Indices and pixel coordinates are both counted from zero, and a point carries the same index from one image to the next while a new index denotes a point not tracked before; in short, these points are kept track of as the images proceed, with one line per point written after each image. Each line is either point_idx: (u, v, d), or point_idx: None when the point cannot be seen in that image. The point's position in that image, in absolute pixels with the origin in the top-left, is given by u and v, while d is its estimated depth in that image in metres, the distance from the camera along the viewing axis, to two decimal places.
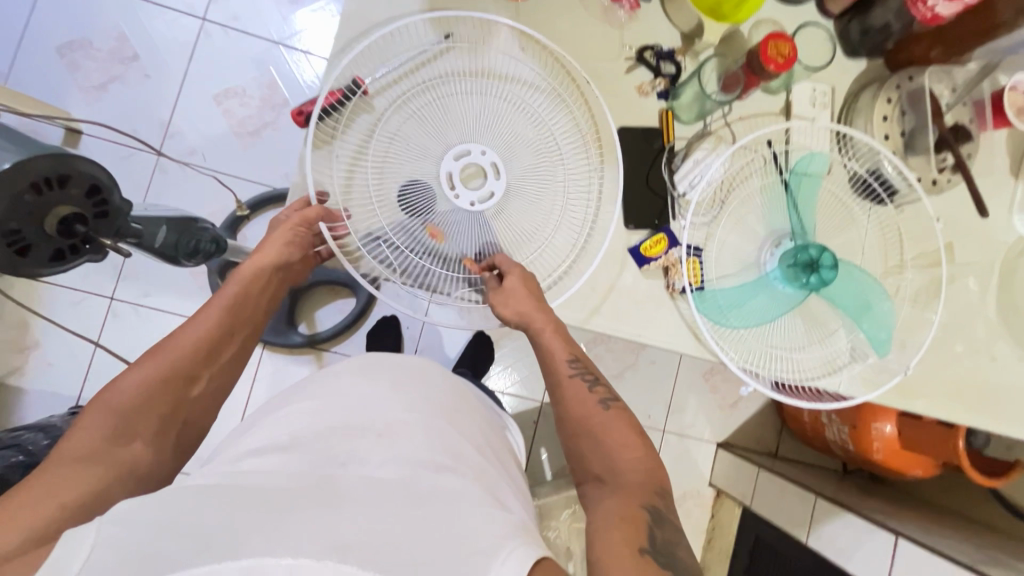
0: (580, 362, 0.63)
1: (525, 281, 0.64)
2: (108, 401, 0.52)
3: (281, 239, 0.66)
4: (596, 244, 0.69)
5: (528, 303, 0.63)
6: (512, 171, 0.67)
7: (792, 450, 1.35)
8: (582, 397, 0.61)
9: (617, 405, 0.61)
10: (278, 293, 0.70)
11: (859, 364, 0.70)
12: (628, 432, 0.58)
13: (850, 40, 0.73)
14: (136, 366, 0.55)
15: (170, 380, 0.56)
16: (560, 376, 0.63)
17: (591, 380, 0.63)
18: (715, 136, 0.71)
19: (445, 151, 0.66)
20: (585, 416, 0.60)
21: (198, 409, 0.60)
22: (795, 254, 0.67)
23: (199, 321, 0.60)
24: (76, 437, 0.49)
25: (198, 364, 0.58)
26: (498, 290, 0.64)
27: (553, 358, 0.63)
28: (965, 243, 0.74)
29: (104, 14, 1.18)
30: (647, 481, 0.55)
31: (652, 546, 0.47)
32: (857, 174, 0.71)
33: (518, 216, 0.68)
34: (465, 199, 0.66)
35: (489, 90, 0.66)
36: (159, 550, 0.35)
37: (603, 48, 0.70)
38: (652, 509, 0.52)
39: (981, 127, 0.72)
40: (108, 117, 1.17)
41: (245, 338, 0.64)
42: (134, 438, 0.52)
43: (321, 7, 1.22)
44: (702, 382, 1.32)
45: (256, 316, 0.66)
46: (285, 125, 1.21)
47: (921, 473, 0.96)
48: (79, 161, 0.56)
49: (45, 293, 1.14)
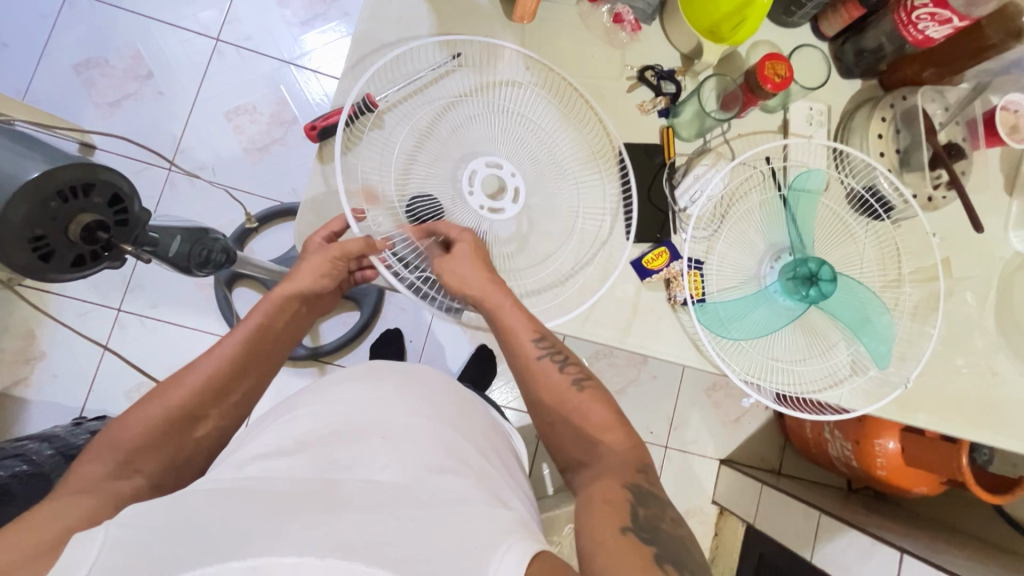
0: (547, 341, 0.62)
1: (473, 249, 0.65)
2: (115, 435, 0.51)
3: (313, 272, 0.65)
4: (609, 261, 0.70)
5: (475, 273, 0.64)
6: (529, 191, 0.69)
7: (795, 467, 1.34)
8: (552, 380, 0.61)
9: (591, 384, 0.61)
10: (301, 326, 0.68)
11: (859, 377, 0.70)
12: (605, 410, 0.59)
13: (844, 61, 0.75)
14: (148, 399, 0.54)
15: (178, 419, 0.54)
16: (529, 358, 0.61)
17: (561, 359, 0.62)
18: (715, 152, 0.73)
19: (480, 153, 0.68)
20: (560, 400, 0.60)
21: (203, 452, 0.57)
22: (794, 267, 0.67)
23: (214, 355, 0.59)
24: (79, 468, 0.48)
25: (208, 401, 0.57)
26: (447, 257, 0.65)
27: (516, 335, 0.62)
28: (962, 258, 0.75)
29: (122, 35, 1.22)
30: (629, 462, 0.54)
31: (635, 523, 0.46)
32: (853, 190, 0.73)
33: (536, 233, 0.69)
34: (478, 203, 0.68)
35: (500, 108, 0.69)
36: (164, 550, 0.35)
37: (606, 67, 0.73)
38: (635, 488, 0.51)
39: (975, 145, 0.73)
40: (121, 132, 1.20)
41: (259, 375, 0.62)
42: (136, 473, 0.50)
43: (330, 28, 1.26)
44: (703, 397, 1.32)
45: (274, 352, 0.64)
46: (295, 141, 1.24)
47: (926, 490, 0.96)
48: (102, 169, 0.57)
49: (53, 302, 1.15)
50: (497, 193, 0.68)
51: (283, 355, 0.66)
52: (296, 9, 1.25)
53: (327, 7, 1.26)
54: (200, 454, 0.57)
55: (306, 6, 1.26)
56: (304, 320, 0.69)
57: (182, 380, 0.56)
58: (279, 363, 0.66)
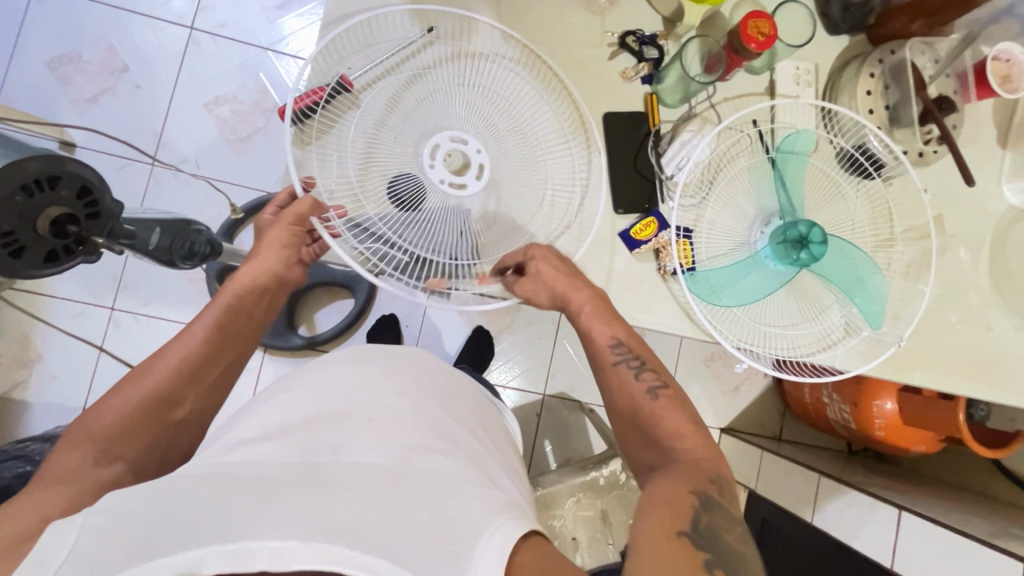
0: (623, 346, 0.64)
1: (549, 262, 0.66)
2: (88, 425, 0.51)
3: (276, 242, 0.67)
4: (579, 237, 0.69)
5: (563, 279, 0.65)
6: (496, 166, 0.66)
7: (795, 432, 1.35)
8: (627, 386, 0.62)
9: (666, 392, 0.61)
10: (273, 304, 0.68)
11: (853, 338, 0.70)
12: (676, 418, 0.59)
13: (830, 16, 0.73)
14: (121, 387, 0.54)
15: (154, 402, 0.54)
16: (605, 363, 0.64)
17: (637, 364, 0.63)
18: (700, 118, 0.71)
19: (445, 125, 0.65)
20: (635, 405, 0.61)
21: (183, 435, 0.57)
22: (784, 231, 0.66)
23: (186, 337, 0.59)
24: (57, 459, 0.48)
25: (183, 383, 0.56)
26: (526, 278, 0.67)
27: (595, 340, 0.64)
28: (955, 214, 0.74)
29: (93, 27, 1.19)
30: (702, 471, 0.53)
31: (693, 529, 0.45)
32: (843, 150, 0.72)
33: (505, 208, 0.67)
34: (438, 176, 0.64)
35: (471, 82, 0.66)
36: (145, 537, 0.35)
37: (585, 34, 0.71)
38: (703, 495, 0.50)
39: (965, 98, 0.71)
40: (101, 128, 1.18)
41: (235, 355, 0.62)
42: (116, 461, 0.50)
43: (307, 12, 1.23)
44: (702, 367, 1.32)
45: (249, 331, 0.64)
46: (277, 129, 1.22)
47: (925, 448, 0.97)
48: (68, 161, 0.57)
49: (45, 304, 1.15)
50: (462, 168, 0.65)
51: (260, 334, 0.67)
52: None
53: None
54: (181, 438, 0.57)
55: None
56: (276, 296, 0.69)
57: (153, 365, 0.56)
58: (257, 341, 0.66)
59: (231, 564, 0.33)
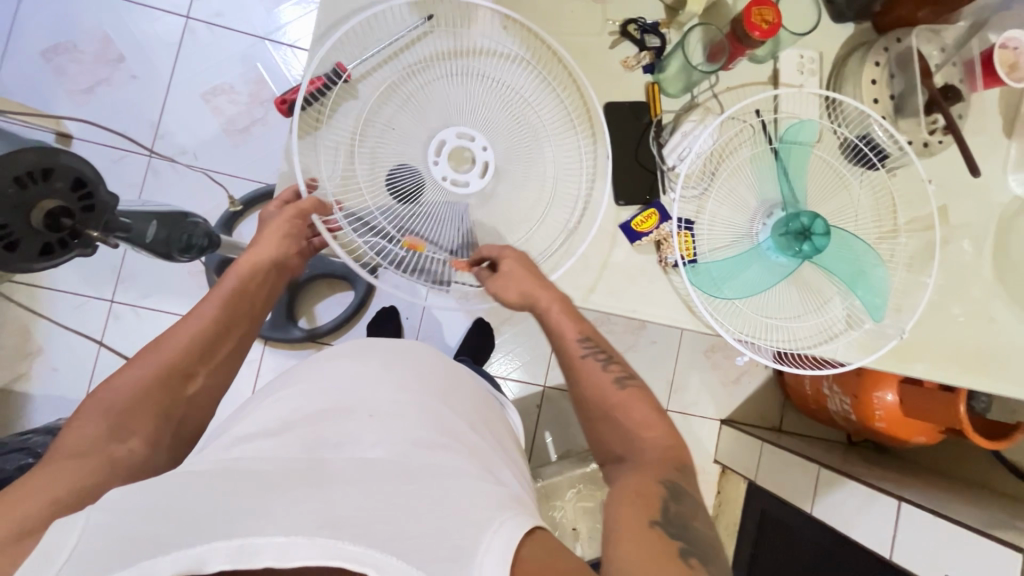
0: (591, 341, 0.62)
1: (520, 263, 0.64)
2: (102, 400, 0.50)
3: (277, 232, 0.65)
4: (586, 231, 0.68)
5: (530, 278, 0.63)
6: (502, 162, 0.66)
7: (795, 423, 1.35)
8: (596, 378, 0.60)
9: (634, 383, 0.60)
10: (275, 290, 0.68)
11: (855, 331, 0.70)
12: (645, 409, 0.58)
13: (835, 3, 0.72)
14: (132, 364, 0.54)
15: (167, 378, 0.54)
16: (573, 356, 0.61)
17: (605, 358, 0.61)
18: (702, 108, 0.71)
19: (452, 120, 0.65)
20: (602, 397, 0.59)
21: (194, 411, 0.57)
22: (787, 222, 0.65)
23: (196, 316, 0.59)
24: (70, 436, 0.48)
25: (195, 360, 0.57)
26: (496, 278, 0.64)
27: (562, 334, 0.62)
28: (959, 205, 0.74)
29: (88, 16, 1.18)
30: (666, 458, 0.53)
31: (664, 517, 0.46)
32: (846, 140, 0.71)
33: (510, 203, 0.67)
34: (439, 173, 0.64)
35: (472, 73, 0.65)
36: (146, 535, 0.35)
37: (586, 23, 0.69)
38: (669, 484, 0.50)
39: (972, 88, 0.70)
40: (98, 119, 1.17)
41: (242, 334, 0.62)
42: (129, 436, 0.50)
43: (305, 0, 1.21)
44: (702, 359, 1.32)
45: (255, 312, 0.65)
46: (275, 120, 1.21)
47: (925, 439, 0.96)
48: (61, 153, 0.56)
49: (45, 297, 1.15)
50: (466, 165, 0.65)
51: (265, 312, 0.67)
52: None
53: None
54: (191, 414, 0.57)
55: None
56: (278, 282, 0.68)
57: (162, 345, 0.56)
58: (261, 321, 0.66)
59: (233, 560, 0.33)
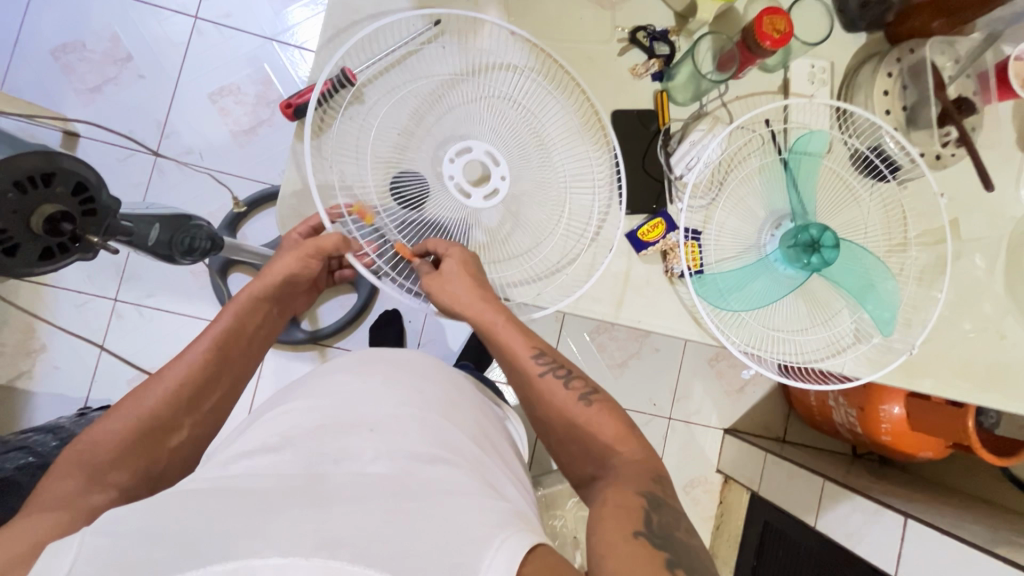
0: (547, 356, 0.61)
1: (462, 264, 0.62)
2: (80, 451, 0.50)
3: (284, 270, 0.66)
4: (602, 247, 0.68)
5: (471, 291, 0.61)
6: (516, 172, 0.66)
7: (799, 434, 1.34)
8: (559, 397, 0.59)
9: (599, 397, 0.60)
10: (268, 330, 0.68)
11: (863, 345, 0.69)
12: (612, 423, 0.57)
13: (847, 13, 0.71)
14: (115, 411, 0.54)
15: (152, 426, 0.54)
16: (531, 376, 0.60)
17: (565, 374, 0.61)
18: (711, 117, 0.69)
19: (477, 132, 0.65)
20: (569, 416, 0.58)
21: (177, 459, 0.57)
22: (795, 234, 0.64)
23: (186, 357, 0.59)
24: (46, 489, 0.47)
25: (180, 409, 0.57)
26: (435, 277, 0.62)
27: (516, 354, 0.61)
28: (971, 219, 0.72)
29: (97, 16, 1.18)
30: (643, 470, 0.53)
31: (648, 529, 0.45)
32: (857, 151, 0.70)
33: (523, 216, 0.67)
34: (450, 173, 0.64)
35: (482, 82, 0.65)
36: (142, 559, 0.34)
37: (594, 30, 0.69)
38: (650, 495, 0.49)
39: (986, 100, 0.69)
40: (104, 119, 1.18)
41: (228, 383, 0.62)
42: (111, 487, 0.50)
43: (313, 2, 1.21)
44: (707, 368, 1.31)
45: (245, 356, 0.64)
46: (282, 121, 1.20)
47: (931, 455, 0.95)
48: (63, 158, 0.56)
49: (49, 296, 1.15)
50: (482, 178, 0.65)
51: (253, 361, 0.66)
52: None
53: None
54: (174, 463, 0.57)
55: None
56: (272, 319, 0.68)
57: (149, 388, 0.56)
58: (250, 366, 0.65)
59: None
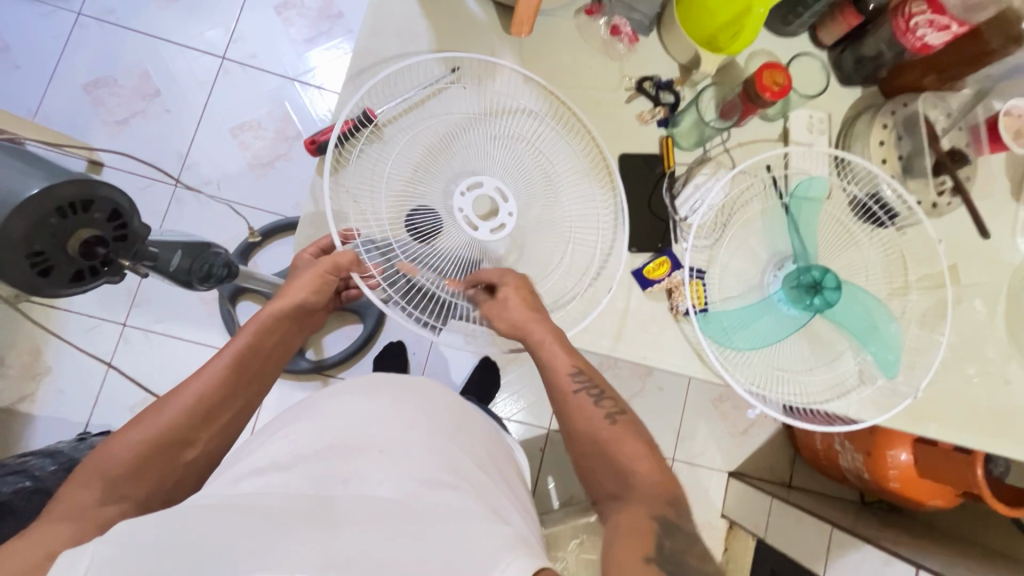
0: (584, 375, 0.61)
1: (519, 292, 0.64)
2: (99, 463, 0.51)
3: (306, 287, 0.66)
4: (603, 284, 0.69)
5: (525, 313, 0.63)
6: (523, 209, 0.68)
7: (806, 479, 1.31)
8: (587, 412, 0.59)
9: (625, 417, 0.60)
10: (288, 346, 0.67)
11: (868, 387, 0.69)
12: (635, 443, 0.57)
13: (843, 69, 0.75)
14: (133, 425, 0.54)
15: (168, 442, 0.54)
16: (565, 391, 0.61)
17: (598, 393, 0.61)
18: (715, 162, 0.73)
19: (487, 171, 0.68)
20: (594, 433, 0.58)
21: (192, 473, 0.57)
22: (798, 275, 0.67)
23: (205, 374, 0.59)
24: (66, 496, 0.48)
25: (197, 424, 0.56)
26: (493, 302, 0.64)
27: (555, 369, 0.61)
28: (970, 265, 0.74)
29: (130, 54, 1.25)
30: (657, 492, 0.53)
31: (660, 554, 0.46)
32: (856, 198, 0.72)
33: (527, 252, 0.69)
34: (459, 206, 0.66)
35: (496, 123, 0.68)
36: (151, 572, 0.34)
37: (604, 79, 0.73)
38: (663, 519, 0.50)
39: (979, 152, 0.73)
40: (129, 149, 1.22)
41: (245, 401, 0.61)
42: (124, 498, 0.50)
43: (334, 46, 1.28)
44: (711, 408, 1.30)
45: (263, 373, 0.63)
46: (298, 156, 1.25)
47: (942, 503, 0.93)
48: (101, 185, 0.58)
49: (59, 319, 1.16)
50: (490, 211, 0.67)
51: (270, 378, 0.65)
52: (301, 28, 1.28)
53: (331, 24, 1.28)
54: (189, 476, 0.57)
55: (311, 24, 1.28)
56: (293, 336, 0.67)
57: (168, 403, 0.56)
58: (267, 384, 0.65)
59: None
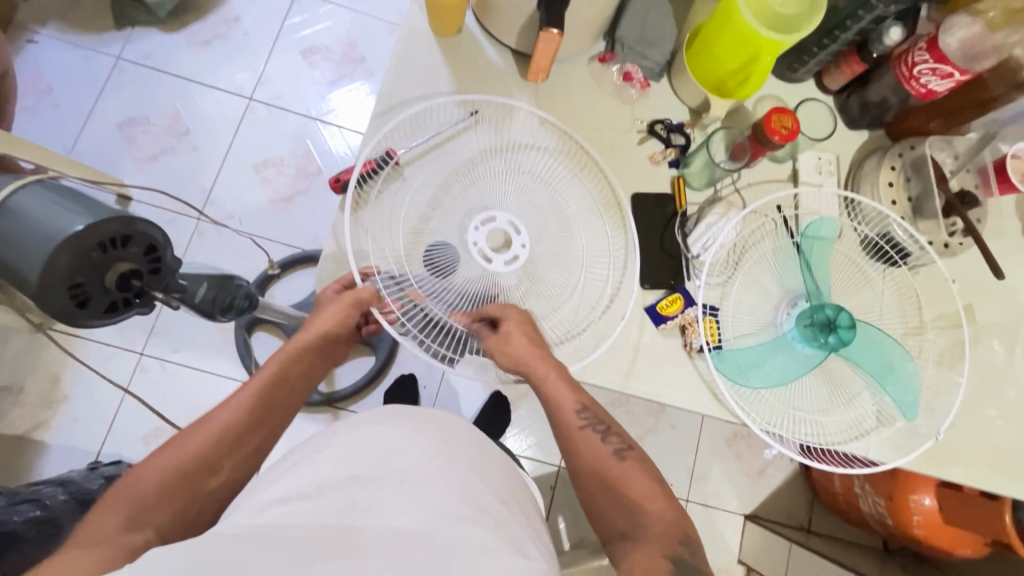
0: (589, 411, 0.64)
1: (523, 329, 0.66)
2: (128, 489, 0.53)
3: (328, 319, 0.67)
4: (612, 320, 0.69)
5: (526, 349, 0.64)
6: (536, 244, 0.70)
7: (825, 524, 1.27)
8: (595, 449, 0.62)
9: (632, 454, 0.62)
10: (314, 378, 0.69)
11: (887, 429, 0.68)
12: (643, 480, 0.59)
13: (849, 112, 0.77)
14: (163, 451, 0.56)
15: (192, 467, 0.55)
16: (571, 428, 0.63)
17: (603, 429, 0.63)
18: (726, 202, 0.75)
19: (501, 207, 0.70)
20: (603, 469, 0.60)
21: (214, 504, 0.57)
22: (812, 313, 0.67)
23: (232, 403, 0.61)
24: (93, 521, 0.50)
25: (222, 451, 0.58)
26: (494, 337, 0.66)
27: (560, 405, 0.63)
28: (986, 305, 0.74)
29: (163, 95, 1.32)
30: (671, 533, 0.55)
31: None
32: (867, 238, 0.73)
33: (538, 286, 0.70)
34: (473, 239, 0.68)
35: (512, 163, 0.72)
36: None
37: (617, 121, 0.76)
38: (677, 560, 0.52)
39: (988, 193, 0.74)
40: (156, 184, 1.27)
41: (269, 430, 0.62)
42: (147, 526, 0.51)
43: (354, 88, 1.35)
44: (725, 447, 1.27)
45: (288, 403, 0.65)
46: (317, 192, 1.29)
47: (970, 552, 0.90)
48: (140, 221, 0.61)
49: (79, 347, 1.18)
50: (504, 243, 0.69)
51: (296, 409, 0.67)
52: (324, 71, 1.35)
53: (353, 68, 1.35)
54: (212, 507, 0.57)
55: (334, 68, 1.35)
56: (317, 368, 0.69)
57: (196, 431, 0.58)
58: (291, 416, 0.66)
59: None
